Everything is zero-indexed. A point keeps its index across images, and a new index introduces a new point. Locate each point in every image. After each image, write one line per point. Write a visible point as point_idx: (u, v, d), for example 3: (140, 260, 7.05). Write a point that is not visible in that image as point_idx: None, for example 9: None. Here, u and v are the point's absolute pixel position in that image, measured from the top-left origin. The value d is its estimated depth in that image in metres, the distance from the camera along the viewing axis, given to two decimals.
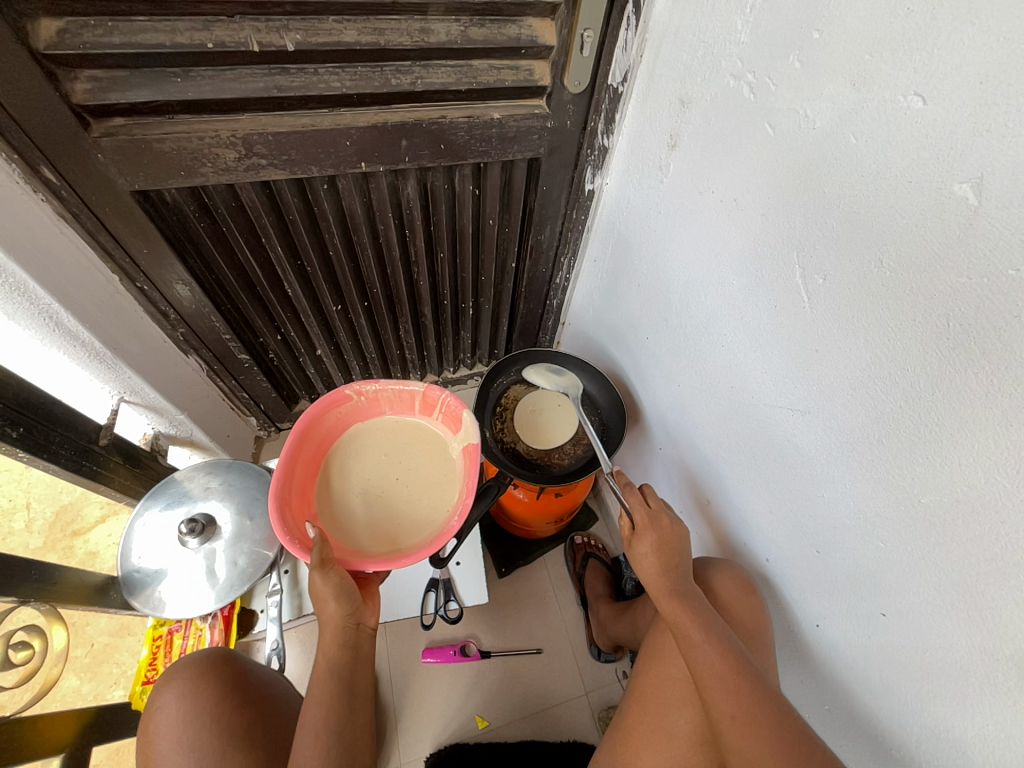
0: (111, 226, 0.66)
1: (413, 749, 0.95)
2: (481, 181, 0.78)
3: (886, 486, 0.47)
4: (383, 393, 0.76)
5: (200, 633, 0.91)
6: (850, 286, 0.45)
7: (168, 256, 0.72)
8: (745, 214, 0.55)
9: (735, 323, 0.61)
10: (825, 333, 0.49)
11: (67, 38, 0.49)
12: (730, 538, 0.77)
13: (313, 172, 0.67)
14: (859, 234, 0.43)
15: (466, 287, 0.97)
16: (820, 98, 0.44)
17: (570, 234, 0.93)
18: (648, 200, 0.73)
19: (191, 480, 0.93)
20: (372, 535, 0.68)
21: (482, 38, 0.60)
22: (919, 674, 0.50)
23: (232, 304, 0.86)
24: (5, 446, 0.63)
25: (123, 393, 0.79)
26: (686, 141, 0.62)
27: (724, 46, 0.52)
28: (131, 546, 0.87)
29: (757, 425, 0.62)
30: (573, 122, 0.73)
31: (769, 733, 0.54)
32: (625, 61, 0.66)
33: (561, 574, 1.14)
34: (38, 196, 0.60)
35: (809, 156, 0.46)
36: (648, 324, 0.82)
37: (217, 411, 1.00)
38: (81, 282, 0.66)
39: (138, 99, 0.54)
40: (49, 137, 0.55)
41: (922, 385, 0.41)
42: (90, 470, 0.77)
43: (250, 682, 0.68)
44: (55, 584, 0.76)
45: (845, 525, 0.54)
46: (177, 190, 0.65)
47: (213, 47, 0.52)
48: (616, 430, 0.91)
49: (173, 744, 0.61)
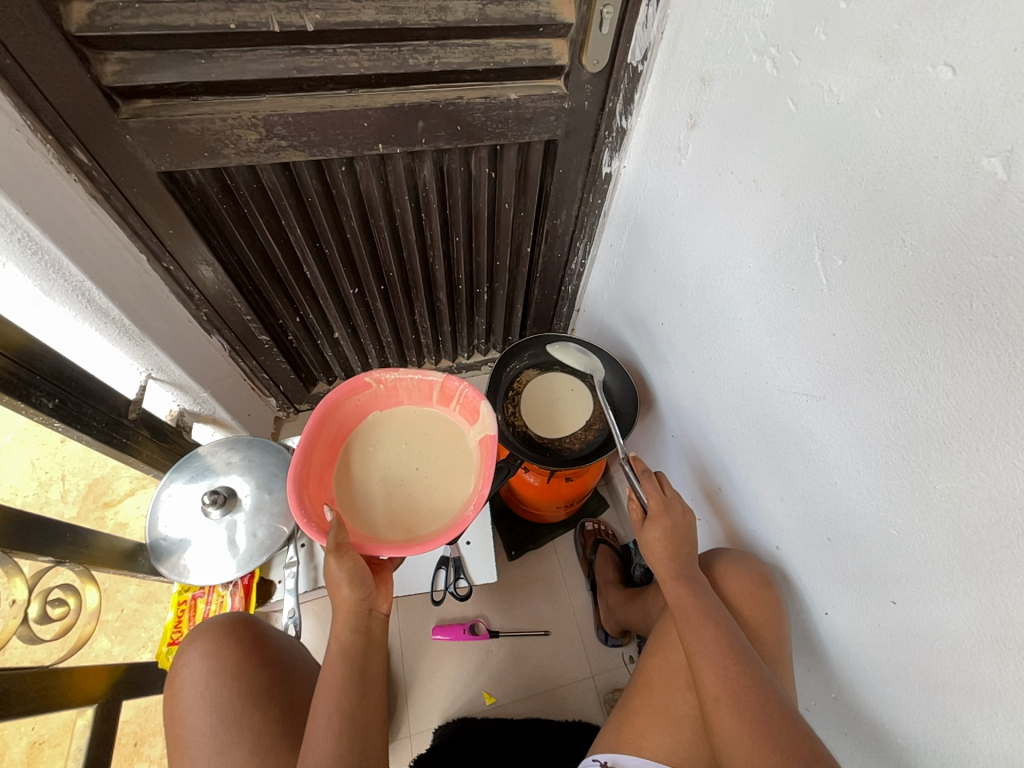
0: (140, 207, 0.69)
1: (422, 720, 0.99)
2: (498, 164, 0.78)
3: (901, 474, 0.46)
4: (402, 383, 0.77)
5: (222, 599, 0.96)
6: (869, 267, 0.44)
7: (193, 237, 0.75)
8: (764, 195, 0.54)
9: (751, 307, 0.61)
10: (841, 317, 0.48)
11: (97, 20, 0.51)
12: (740, 526, 0.77)
13: (331, 153, 0.68)
14: (881, 213, 0.42)
15: (480, 272, 0.98)
16: (845, 71, 0.42)
17: (587, 219, 0.93)
18: (666, 185, 0.72)
19: (214, 456, 0.96)
20: (390, 522, 0.69)
21: (500, 16, 0.59)
22: (929, 662, 0.50)
23: (254, 286, 0.89)
24: (42, 416, 0.67)
25: (150, 371, 0.83)
26: (705, 121, 0.61)
27: (747, 20, 0.51)
28: (158, 515, 0.91)
29: (771, 413, 0.62)
30: (591, 103, 0.72)
31: (767, 734, 0.53)
32: (646, 38, 0.65)
33: (570, 559, 1.15)
34: (70, 175, 0.62)
35: (833, 133, 0.45)
36: (663, 308, 0.81)
37: (238, 390, 1.04)
38: (113, 262, 0.69)
39: (165, 80, 0.56)
40: (82, 118, 0.57)
41: (941, 368, 0.40)
42: (121, 442, 0.80)
43: (268, 645, 0.71)
44: (89, 547, 0.81)
45: (857, 513, 0.53)
46: (201, 172, 0.67)
47: (235, 28, 0.53)
48: (628, 417, 0.91)
49: (196, 698, 0.65)
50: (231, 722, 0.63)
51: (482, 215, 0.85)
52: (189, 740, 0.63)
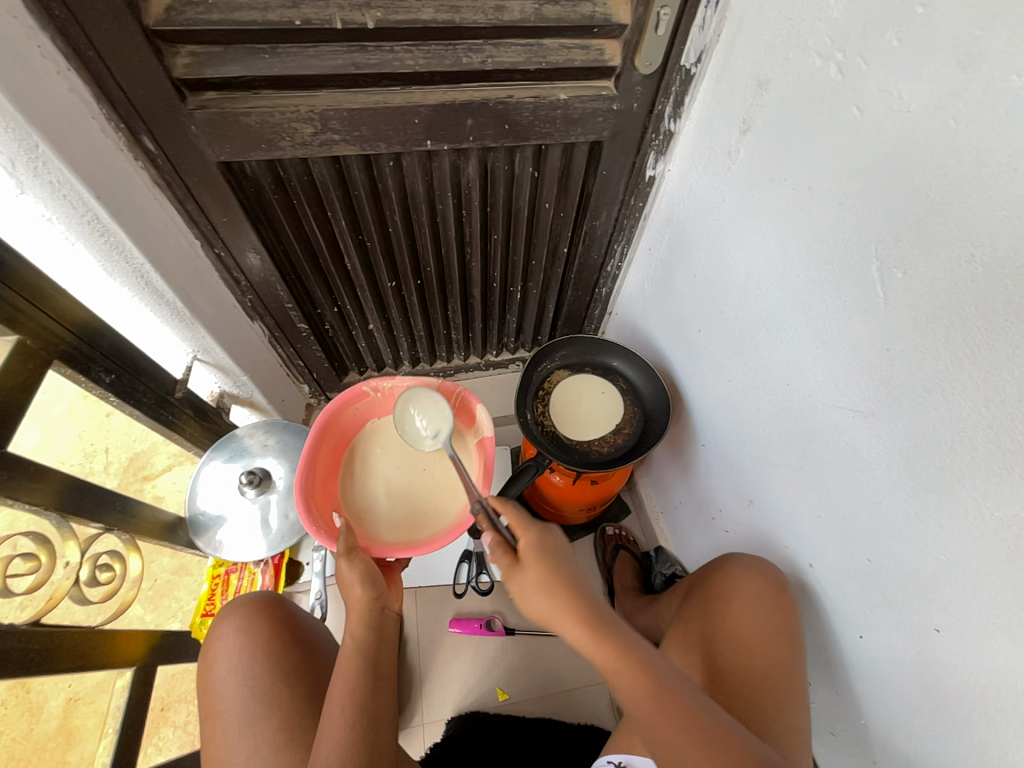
0: (198, 195, 0.72)
1: (435, 710, 1.00)
2: (541, 164, 0.78)
3: (956, 498, 0.44)
4: (398, 389, 0.79)
5: (252, 576, 1.01)
6: (933, 281, 0.43)
7: (243, 225, 0.77)
8: (819, 204, 0.53)
9: (797, 318, 0.59)
10: (901, 329, 0.46)
11: (172, 14, 0.53)
12: (769, 540, 0.75)
13: (381, 148, 0.69)
14: (948, 226, 0.41)
15: (515, 271, 0.98)
16: (918, 78, 0.41)
17: (626, 222, 0.92)
18: (712, 191, 0.71)
19: (250, 438, 0.99)
20: (397, 526, 0.71)
21: (555, 16, 0.59)
22: (972, 694, 0.48)
23: (297, 275, 0.92)
24: (99, 390, 0.71)
25: (197, 352, 0.86)
26: (760, 126, 0.60)
27: (812, 25, 0.50)
28: (197, 492, 0.95)
29: (813, 427, 0.60)
30: (640, 104, 0.72)
31: None
32: (701, 41, 0.64)
33: (589, 561, 1.15)
34: (138, 163, 0.65)
35: (900, 141, 0.43)
36: (702, 315, 0.80)
37: (275, 375, 1.07)
38: (170, 247, 0.72)
39: (230, 73, 0.58)
40: (152, 108, 0.60)
41: (1008, 391, 0.38)
42: (166, 419, 0.84)
43: (295, 623, 0.74)
44: (134, 517, 0.85)
45: (901, 535, 0.51)
46: (256, 163, 0.69)
47: (300, 24, 0.55)
48: (660, 424, 0.91)
49: (228, 671, 0.67)
50: (260, 698, 0.65)
51: (522, 214, 0.85)
52: (221, 710, 0.65)
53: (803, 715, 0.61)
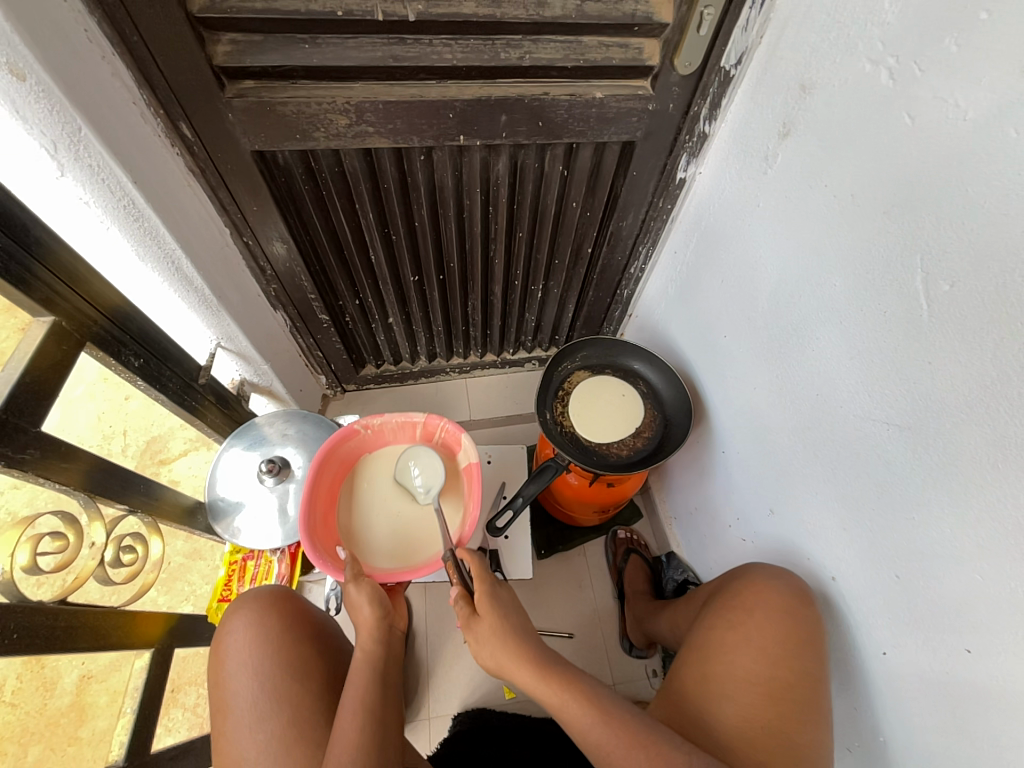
0: (230, 182, 0.72)
1: (442, 705, 1.00)
2: (571, 163, 0.78)
3: (995, 517, 0.43)
4: (387, 424, 0.81)
5: (269, 564, 1.01)
6: (983, 294, 0.42)
7: (272, 215, 0.78)
8: (861, 212, 0.52)
9: (831, 327, 0.58)
10: (944, 343, 0.45)
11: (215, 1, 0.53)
12: (789, 550, 0.74)
13: (413, 142, 0.69)
14: (1002, 238, 0.40)
15: (538, 270, 0.98)
16: (977, 86, 0.40)
17: (652, 224, 0.91)
18: (744, 196, 0.70)
19: (270, 426, 1.00)
20: (400, 556, 0.74)
21: (597, 13, 0.59)
22: (1000, 717, 0.47)
23: (321, 267, 0.92)
24: (129, 374, 0.71)
25: (221, 339, 0.87)
26: (801, 130, 0.59)
27: (863, 29, 0.49)
28: (216, 479, 0.95)
29: (843, 439, 0.59)
30: (676, 104, 0.71)
31: None
32: (743, 42, 0.63)
33: (599, 564, 1.14)
34: (174, 150, 0.66)
35: (953, 150, 0.42)
36: (728, 321, 0.79)
37: (295, 366, 1.08)
38: (201, 233, 0.73)
39: (269, 62, 0.58)
40: (191, 94, 0.61)
41: None
42: (190, 405, 0.84)
43: (306, 621, 0.74)
44: (157, 500, 0.86)
45: (933, 552, 0.50)
46: (289, 153, 0.70)
47: (342, 15, 0.55)
48: (681, 428, 0.90)
49: (240, 666, 0.68)
50: (271, 695, 0.65)
51: (549, 213, 0.84)
52: (232, 705, 0.65)
53: (816, 729, 0.61)
